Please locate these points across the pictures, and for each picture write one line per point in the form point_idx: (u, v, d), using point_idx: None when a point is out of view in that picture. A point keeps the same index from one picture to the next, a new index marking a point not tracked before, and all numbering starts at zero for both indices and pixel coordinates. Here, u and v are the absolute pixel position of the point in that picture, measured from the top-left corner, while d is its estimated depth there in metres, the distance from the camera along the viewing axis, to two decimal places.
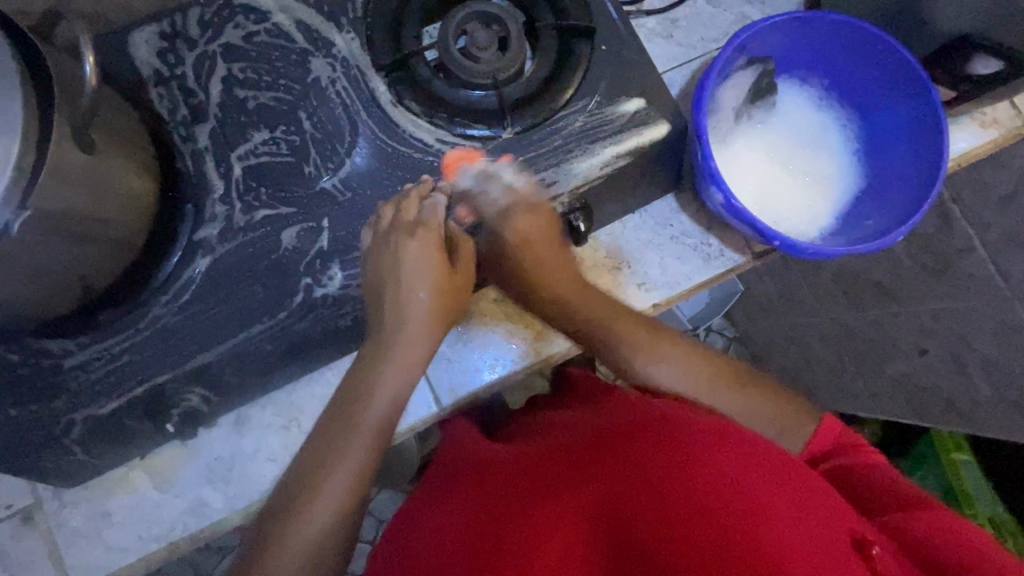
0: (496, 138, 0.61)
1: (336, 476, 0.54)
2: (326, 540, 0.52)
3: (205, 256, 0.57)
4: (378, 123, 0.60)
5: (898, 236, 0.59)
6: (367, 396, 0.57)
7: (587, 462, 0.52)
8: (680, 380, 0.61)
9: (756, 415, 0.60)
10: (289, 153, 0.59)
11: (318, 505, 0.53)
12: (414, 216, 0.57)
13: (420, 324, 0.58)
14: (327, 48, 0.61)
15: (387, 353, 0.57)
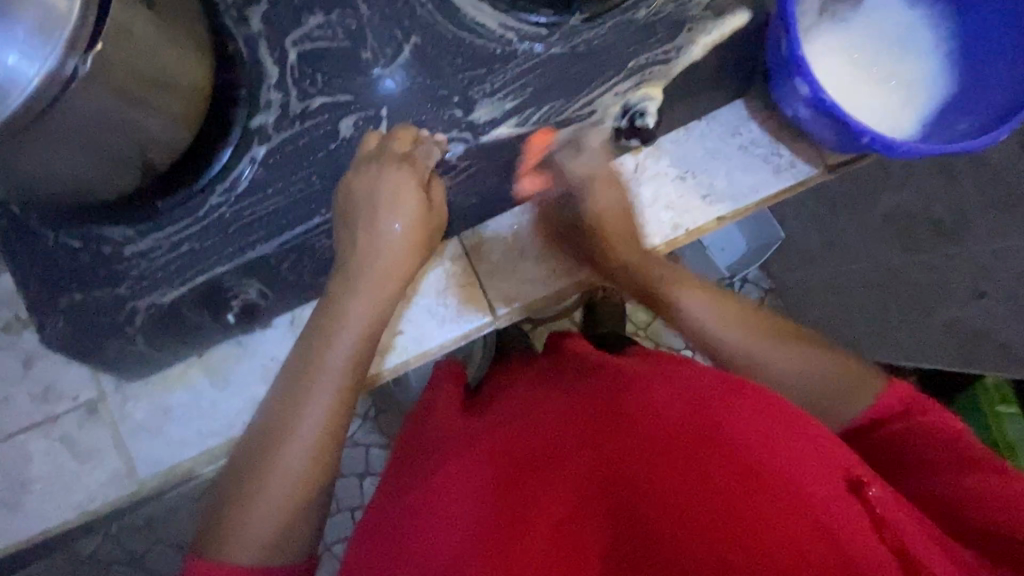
0: (562, 25, 0.57)
1: (298, 437, 0.51)
2: (296, 493, 0.50)
3: (260, 145, 0.55)
4: (437, 7, 0.56)
5: (999, 136, 0.55)
6: (333, 328, 0.53)
7: (586, 437, 0.46)
8: (724, 325, 0.58)
9: (814, 370, 0.56)
10: (344, 38, 0.56)
11: (289, 454, 0.50)
12: (400, 149, 0.53)
13: (394, 268, 0.54)
14: None
15: (359, 298, 0.53)
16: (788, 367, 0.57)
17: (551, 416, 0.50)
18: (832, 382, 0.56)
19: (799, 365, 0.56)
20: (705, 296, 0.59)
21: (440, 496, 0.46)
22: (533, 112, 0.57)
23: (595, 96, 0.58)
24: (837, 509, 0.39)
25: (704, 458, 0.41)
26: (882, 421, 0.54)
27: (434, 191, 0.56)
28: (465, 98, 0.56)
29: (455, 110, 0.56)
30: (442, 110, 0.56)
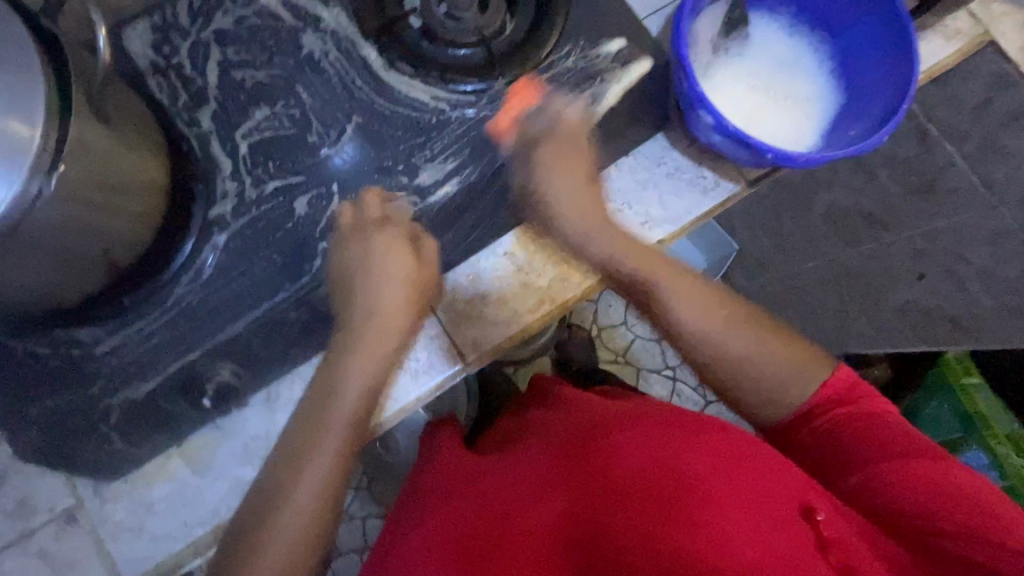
0: (488, 91, 0.63)
1: (290, 509, 0.51)
2: (301, 548, 0.51)
3: (221, 232, 0.58)
4: (373, 89, 0.62)
5: (884, 137, 0.62)
6: (340, 385, 0.54)
7: (568, 484, 0.49)
8: (688, 313, 0.60)
9: (769, 353, 0.58)
10: (290, 126, 0.60)
11: (291, 511, 0.51)
12: (376, 211, 0.58)
13: (384, 334, 0.56)
14: (315, 24, 0.63)
15: (348, 373, 0.55)
16: (745, 349, 0.58)
17: (534, 466, 0.53)
18: (779, 368, 0.58)
19: (769, 359, 0.58)
20: (679, 284, 0.61)
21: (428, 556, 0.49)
22: (469, 175, 0.62)
23: (527, 152, 0.64)
24: (784, 534, 0.43)
25: (674, 497, 0.45)
26: (814, 412, 0.56)
27: (423, 250, 0.58)
28: (409, 165, 0.61)
29: (402, 176, 0.61)
30: (389, 178, 0.60)
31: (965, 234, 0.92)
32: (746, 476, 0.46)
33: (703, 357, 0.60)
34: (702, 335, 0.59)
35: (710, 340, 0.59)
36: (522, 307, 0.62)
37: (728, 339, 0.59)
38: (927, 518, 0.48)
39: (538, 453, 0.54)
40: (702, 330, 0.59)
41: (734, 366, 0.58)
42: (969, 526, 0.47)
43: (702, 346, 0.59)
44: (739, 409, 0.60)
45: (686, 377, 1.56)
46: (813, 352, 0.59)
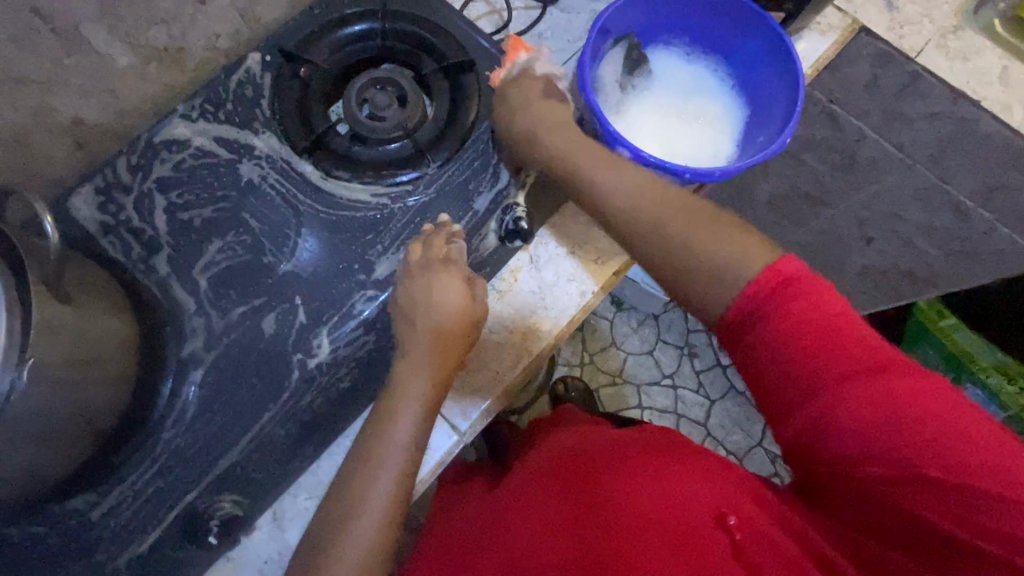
0: (422, 177, 0.67)
1: (348, 550, 0.54)
2: None
3: (197, 368, 0.60)
4: (314, 199, 0.65)
5: (785, 142, 0.68)
6: (388, 420, 0.58)
7: (566, 512, 0.52)
8: (637, 202, 0.58)
9: (688, 225, 0.55)
10: (244, 252, 0.63)
11: (350, 549, 0.54)
12: (441, 253, 0.61)
13: (418, 384, 0.59)
14: (249, 152, 0.67)
15: (389, 432, 0.58)
16: (703, 257, 0.53)
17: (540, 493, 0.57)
18: (720, 251, 0.52)
19: (722, 242, 0.53)
20: (610, 171, 0.61)
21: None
22: None
23: (474, 222, 0.67)
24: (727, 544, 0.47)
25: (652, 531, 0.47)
26: (757, 330, 0.48)
27: (477, 289, 0.62)
28: (364, 263, 0.63)
29: (359, 275, 0.63)
30: (349, 279, 0.63)
31: (897, 194, 1.07)
32: (681, 491, 0.51)
33: (636, 237, 0.58)
34: (623, 211, 0.58)
35: (627, 213, 0.58)
36: (502, 364, 0.68)
37: (630, 200, 0.58)
38: (910, 453, 0.44)
39: (548, 485, 0.57)
40: (624, 211, 0.58)
41: (642, 224, 0.57)
42: (953, 481, 0.42)
43: (648, 229, 0.57)
44: (672, 289, 0.56)
45: (686, 382, 1.59)
46: (722, 219, 0.55)
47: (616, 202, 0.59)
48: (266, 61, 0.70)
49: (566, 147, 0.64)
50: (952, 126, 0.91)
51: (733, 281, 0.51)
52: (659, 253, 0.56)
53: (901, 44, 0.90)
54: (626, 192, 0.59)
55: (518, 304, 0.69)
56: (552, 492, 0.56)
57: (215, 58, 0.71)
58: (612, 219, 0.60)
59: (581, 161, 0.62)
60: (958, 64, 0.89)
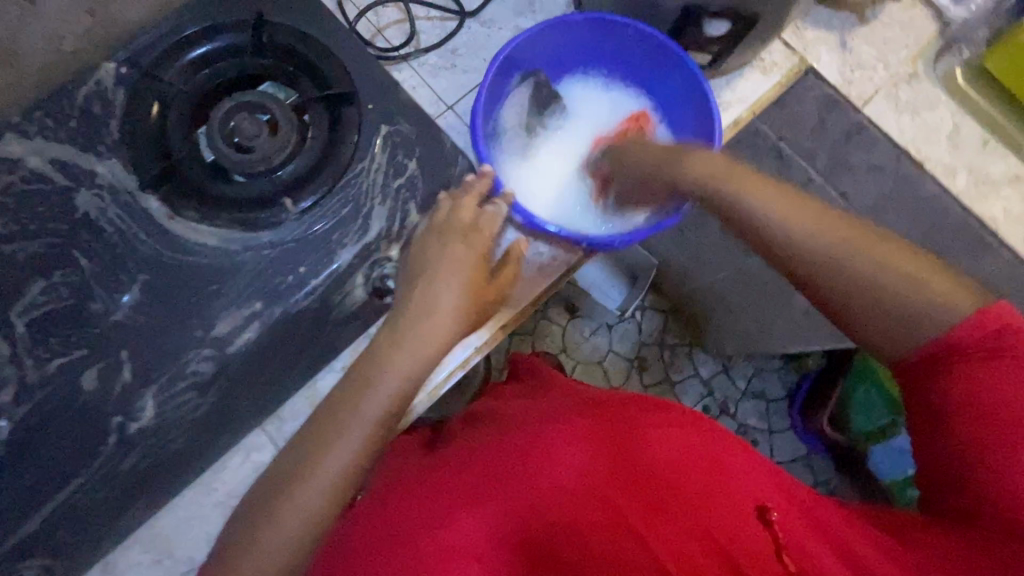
0: (281, 223, 0.61)
1: (297, 500, 0.51)
2: (301, 537, 0.50)
3: (3, 424, 0.54)
4: (156, 240, 0.59)
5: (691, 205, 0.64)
6: (370, 381, 0.55)
7: (627, 488, 0.50)
8: (785, 212, 0.54)
9: (865, 249, 0.52)
10: (70, 296, 0.57)
11: (307, 492, 0.51)
12: (467, 219, 0.60)
13: (425, 349, 0.56)
14: (89, 179, 0.59)
15: (359, 408, 0.53)
16: (883, 291, 0.50)
17: (574, 435, 0.54)
18: (877, 271, 0.51)
19: (875, 266, 0.51)
20: (744, 178, 0.58)
21: (475, 525, 0.50)
22: (267, 314, 0.59)
23: (335, 277, 0.61)
24: (745, 531, 0.48)
25: (706, 531, 0.48)
26: (930, 354, 0.49)
27: (498, 272, 0.62)
28: (204, 316, 0.58)
29: (197, 330, 0.57)
30: (183, 334, 0.57)
31: None
32: (727, 477, 0.53)
33: (821, 274, 0.53)
34: (835, 265, 0.52)
35: (793, 238, 0.54)
36: None
37: (801, 227, 0.53)
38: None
39: (580, 435, 0.54)
40: (873, 288, 0.51)
41: (824, 263, 0.52)
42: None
43: (837, 271, 0.52)
44: (829, 308, 0.53)
45: None
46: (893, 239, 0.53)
47: (755, 211, 0.56)
48: (121, 73, 0.62)
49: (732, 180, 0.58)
50: (894, 183, 0.85)
51: (935, 325, 0.48)
52: (829, 274, 0.52)
53: (848, 92, 0.83)
54: (719, 169, 0.59)
55: None
56: (591, 448, 0.52)
57: (64, 61, 0.62)
58: (812, 286, 0.53)
59: (732, 185, 0.57)
60: (906, 118, 0.83)
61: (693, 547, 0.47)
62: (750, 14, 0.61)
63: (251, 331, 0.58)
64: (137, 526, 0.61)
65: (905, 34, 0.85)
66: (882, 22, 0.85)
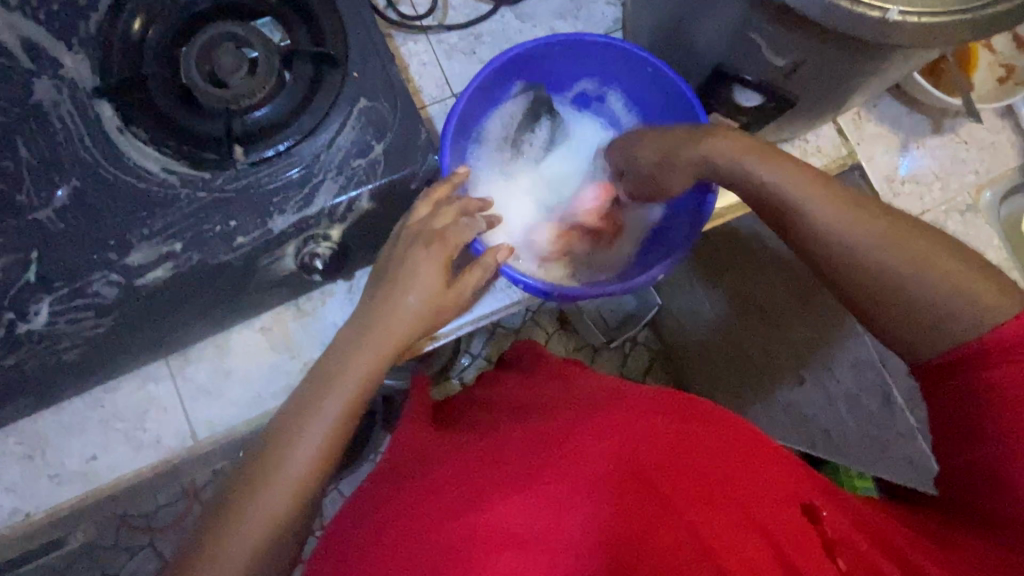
0: (225, 170, 0.58)
1: (255, 508, 0.45)
2: (262, 548, 0.44)
3: None
4: (100, 151, 0.57)
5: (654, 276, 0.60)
6: (333, 377, 0.49)
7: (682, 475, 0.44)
8: (846, 215, 0.49)
9: (938, 267, 0.47)
10: (1, 181, 0.56)
11: (266, 500, 0.45)
12: (440, 226, 0.55)
13: (373, 355, 0.50)
14: (53, 69, 0.57)
15: (329, 393, 0.49)
16: (922, 294, 0.47)
17: (640, 420, 0.47)
18: (943, 286, 0.47)
19: (937, 274, 0.47)
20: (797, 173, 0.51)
21: (532, 505, 0.43)
22: (184, 259, 0.56)
23: (267, 241, 0.57)
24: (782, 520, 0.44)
25: (751, 517, 0.43)
26: (964, 364, 0.47)
27: (457, 278, 0.55)
28: (121, 242, 0.56)
29: (110, 252, 0.55)
30: (95, 254, 0.55)
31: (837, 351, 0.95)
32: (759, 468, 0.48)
33: (866, 281, 0.49)
34: (898, 278, 0.48)
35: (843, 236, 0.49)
36: (268, 391, 0.67)
37: (860, 228, 0.49)
38: None
39: (654, 425, 0.47)
40: (899, 285, 0.48)
41: (888, 283, 0.48)
42: None
43: (896, 282, 0.48)
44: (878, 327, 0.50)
45: None
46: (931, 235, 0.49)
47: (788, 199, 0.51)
48: None
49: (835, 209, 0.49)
50: None
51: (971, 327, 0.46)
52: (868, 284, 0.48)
53: (890, 203, 0.74)
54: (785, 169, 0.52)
55: (313, 333, 0.68)
56: (652, 430, 0.46)
57: None
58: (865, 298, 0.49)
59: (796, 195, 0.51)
60: None
61: (749, 540, 0.42)
62: (787, 94, 0.55)
63: (163, 270, 0.56)
64: (19, 418, 0.62)
65: (979, 158, 0.75)
66: (957, 137, 0.75)
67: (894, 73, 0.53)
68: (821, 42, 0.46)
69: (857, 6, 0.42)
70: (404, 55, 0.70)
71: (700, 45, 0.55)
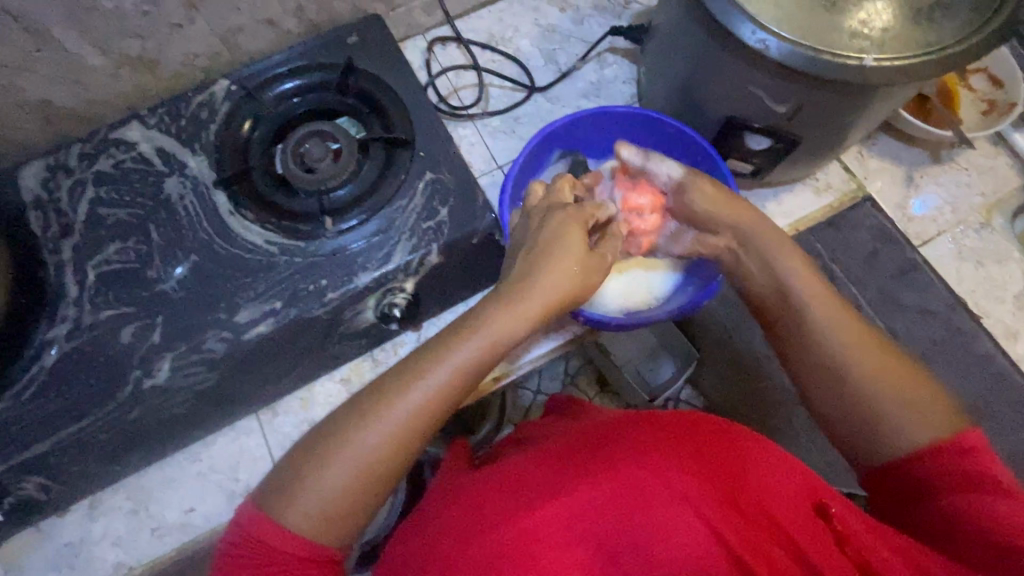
0: (316, 238, 0.68)
1: (370, 433, 0.48)
2: (359, 477, 0.47)
3: (52, 352, 0.64)
4: (216, 231, 0.68)
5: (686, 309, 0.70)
6: (461, 329, 0.53)
7: (723, 490, 0.42)
8: (811, 299, 0.58)
9: (897, 385, 0.52)
10: (135, 261, 0.67)
11: (375, 430, 0.48)
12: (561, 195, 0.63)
13: (502, 319, 0.53)
14: (180, 170, 0.71)
15: (455, 348, 0.52)
16: (878, 404, 0.52)
17: (678, 447, 0.46)
18: (901, 409, 0.51)
19: (884, 392, 0.52)
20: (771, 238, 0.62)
21: (573, 512, 0.43)
22: (281, 313, 0.65)
23: (352, 295, 0.66)
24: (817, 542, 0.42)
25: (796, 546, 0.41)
26: (921, 457, 0.49)
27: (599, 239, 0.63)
28: (231, 303, 0.65)
29: (222, 313, 0.65)
30: (210, 315, 0.65)
31: None
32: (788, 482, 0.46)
33: (819, 373, 0.56)
34: (840, 373, 0.54)
35: (814, 326, 0.57)
36: None
37: (813, 307, 0.57)
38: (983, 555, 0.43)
39: (692, 443, 0.46)
40: (851, 389, 0.53)
41: (837, 379, 0.54)
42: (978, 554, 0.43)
43: (833, 372, 0.55)
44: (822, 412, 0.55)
45: None
46: (919, 379, 0.53)
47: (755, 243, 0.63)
48: (231, 90, 0.74)
49: (822, 315, 0.57)
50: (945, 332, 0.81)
51: (900, 441, 0.50)
52: (827, 379, 0.55)
53: (906, 228, 0.80)
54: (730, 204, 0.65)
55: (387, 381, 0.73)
56: (706, 461, 0.45)
57: (191, 72, 0.75)
58: (808, 388, 0.57)
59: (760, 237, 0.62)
60: (966, 266, 0.80)
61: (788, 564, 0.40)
62: (789, 133, 0.63)
63: (265, 325, 0.65)
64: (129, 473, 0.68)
65: (982, 182, 0.82)
66: (958, 164, 0.82)
67: (883, 110, 0.62)
68: (812, 89, 0.56)
69: (836, 57, 0.52)
70: (455, 138, 0.83)
71: (710, 104, 0.66)
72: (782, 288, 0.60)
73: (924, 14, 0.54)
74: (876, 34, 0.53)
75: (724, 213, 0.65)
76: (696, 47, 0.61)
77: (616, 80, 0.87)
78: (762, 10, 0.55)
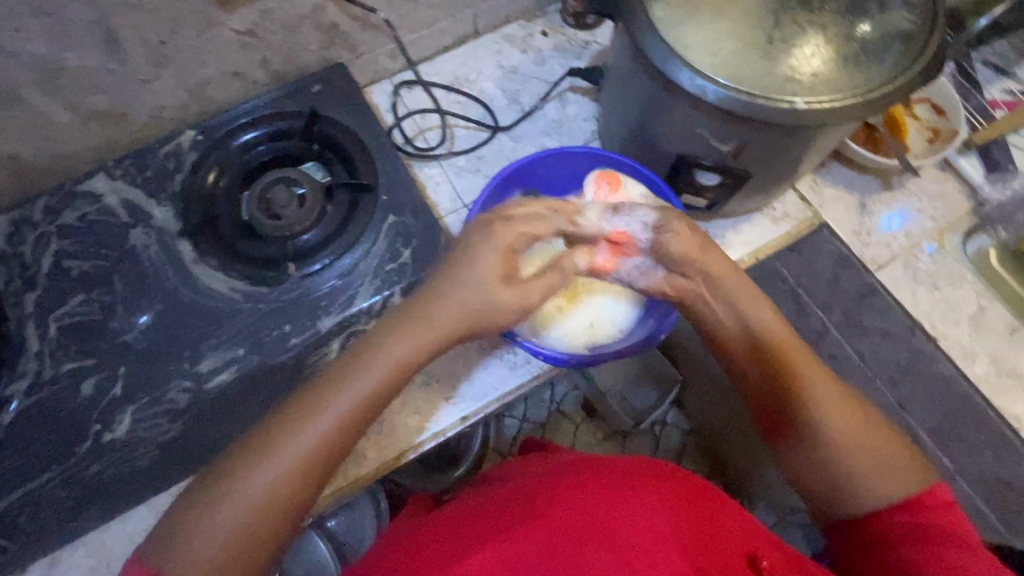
0: (279, 283, 0.69)
1: (264, 468, 0.49)
2: (256, 513, 0.48)
3: (12, 407, 0.63)
4: (180, 279, 0.69)
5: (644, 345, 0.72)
6: (364, 358, 0.53)
7: (659, 535, 0.42)
8: (793, 355, 0.58)
9: (867, 441, 0.54)
10: (98, 312, 0.67)
11: (268, 467, 0.49)
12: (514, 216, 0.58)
13: (403, 345, 0.53)
14: (146, 220, 0.71)
15: (354, 377, 0.52)
16: (856, 464, 0.54)
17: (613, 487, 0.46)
18: (877, 471, 0.53)
19: (858, 451, 0.54)
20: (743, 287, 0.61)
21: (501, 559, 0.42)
22: (244, 360, 0.65)
23: (315, 339, 0.67)
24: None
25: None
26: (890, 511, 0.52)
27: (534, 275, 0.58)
28: (194, 352, 0.65)
29: (184, 362, 0.65)
30: (173, 365, 0.65)
31: None
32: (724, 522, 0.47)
33: (801, 429, 0.56)
34: (819, 433, 0.55)
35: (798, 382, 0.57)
36: None
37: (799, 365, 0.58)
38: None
39: (635, 488, 0.46)
40: (830, 448, 0.55)
41: (818, 440, 0.55)
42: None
43: (814, 432, 0.55)
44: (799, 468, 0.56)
45: None
46: (886, 432, 0.55)
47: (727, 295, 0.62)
48: (197, 139, 0.76)
49: (804, 372, 0.57)
50: (907, 354, 0.83)
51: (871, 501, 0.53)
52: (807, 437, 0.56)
53: (862, 253, 0.82)
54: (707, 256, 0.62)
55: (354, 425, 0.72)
56: (641, 500, 0.45)
57: (159, 123, 0.76)
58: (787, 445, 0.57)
59: (716, 269, 0.62)
60: (923, 290, 0.82)
61: None
62: (738, 169, 0.66)
63: (228, 372, 0.65)
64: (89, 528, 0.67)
65: (933, 207, 0.84)
66: (909, 190, 0.84)
67: (824, 146, 0.65)
68: (752, 131, 0.58)
69: (769, 102, 0.55)
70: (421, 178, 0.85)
71: (662, 142, 0.68)
72: (751, 336, 0.60)
73: (851, 59, 0.56)
74: (806, 79, 0.56)
75: (702, 261, 0.62)
76: (643, 90, 0.64)
77: (578, 118, 0.90)
78: (699, 58, 0.57)
